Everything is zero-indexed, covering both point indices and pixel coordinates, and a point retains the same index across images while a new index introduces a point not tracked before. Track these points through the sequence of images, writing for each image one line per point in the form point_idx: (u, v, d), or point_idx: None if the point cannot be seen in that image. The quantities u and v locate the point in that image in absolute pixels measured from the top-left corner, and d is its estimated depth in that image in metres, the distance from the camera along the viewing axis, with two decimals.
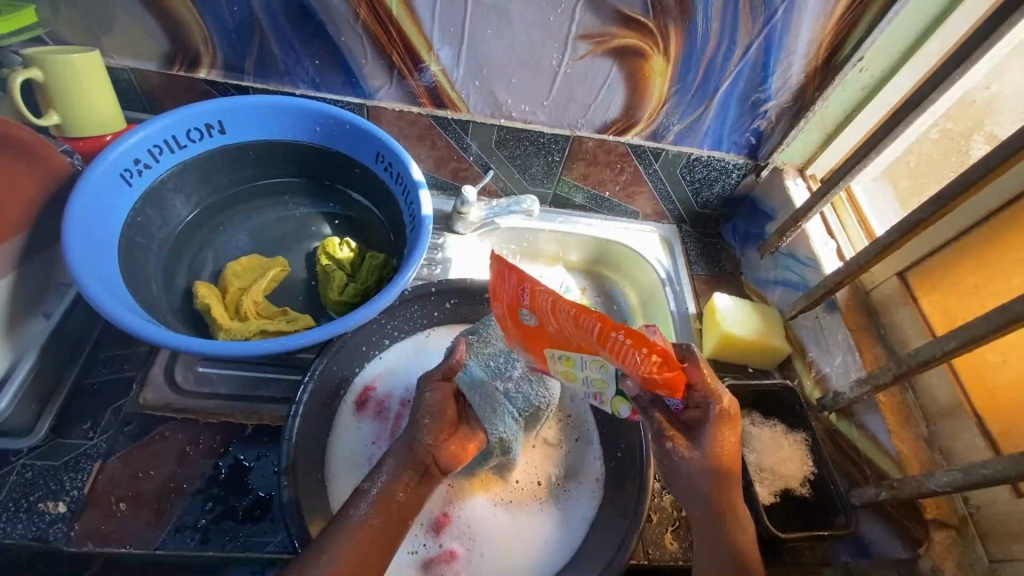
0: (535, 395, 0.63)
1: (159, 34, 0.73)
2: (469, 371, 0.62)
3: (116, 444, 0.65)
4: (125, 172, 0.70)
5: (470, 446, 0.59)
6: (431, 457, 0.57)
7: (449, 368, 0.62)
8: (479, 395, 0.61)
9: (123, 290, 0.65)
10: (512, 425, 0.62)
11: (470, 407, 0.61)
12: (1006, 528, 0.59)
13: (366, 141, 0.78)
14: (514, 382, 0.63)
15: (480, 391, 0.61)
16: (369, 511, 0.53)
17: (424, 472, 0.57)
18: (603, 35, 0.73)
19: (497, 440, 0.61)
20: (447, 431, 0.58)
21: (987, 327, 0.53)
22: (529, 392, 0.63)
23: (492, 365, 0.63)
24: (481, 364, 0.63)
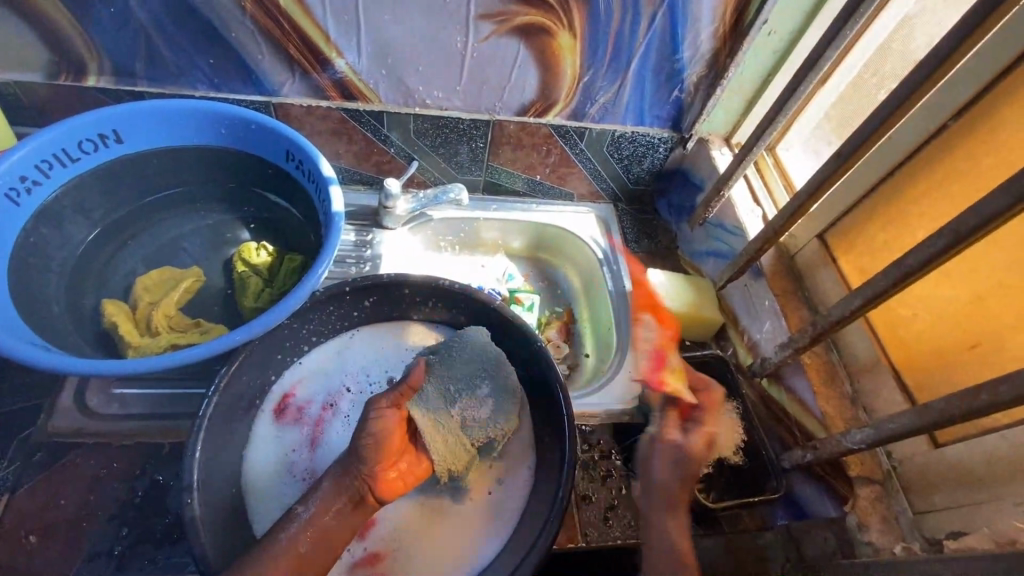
0: (489, 421, 0.62)
1: (36, 42, 0.69)
2: (424, 396, 0.60)
3: (24, 475, 0.63)
4: (10, 191, 0.66)
5: (415, 473, 0.58)
6: (364, 484, 0.55)
7: (400, 396, 0.57)
8: (433, 420, 0.59)
9: (11, 318, 0.61)
10: (459, 450, 0.60)
11: (422, 435, 0.59)
12: (925, 479, 0.60)
13: (273, 141, 0.75)
14: (469, 408, 0.61)
15: (432, 417, 0.59)
16: (295, 535, 0.53)
17: (361, 500, 0.55)
18: (505, 14, 0.71)
19: (443, 468, 0.60)
20: (387, 458, 0.56)
21: (886, 283, 0.53)
22: (484, 418, 0.62)
23: (451, 390, 0.62)
24: (438, 388, 0.61)
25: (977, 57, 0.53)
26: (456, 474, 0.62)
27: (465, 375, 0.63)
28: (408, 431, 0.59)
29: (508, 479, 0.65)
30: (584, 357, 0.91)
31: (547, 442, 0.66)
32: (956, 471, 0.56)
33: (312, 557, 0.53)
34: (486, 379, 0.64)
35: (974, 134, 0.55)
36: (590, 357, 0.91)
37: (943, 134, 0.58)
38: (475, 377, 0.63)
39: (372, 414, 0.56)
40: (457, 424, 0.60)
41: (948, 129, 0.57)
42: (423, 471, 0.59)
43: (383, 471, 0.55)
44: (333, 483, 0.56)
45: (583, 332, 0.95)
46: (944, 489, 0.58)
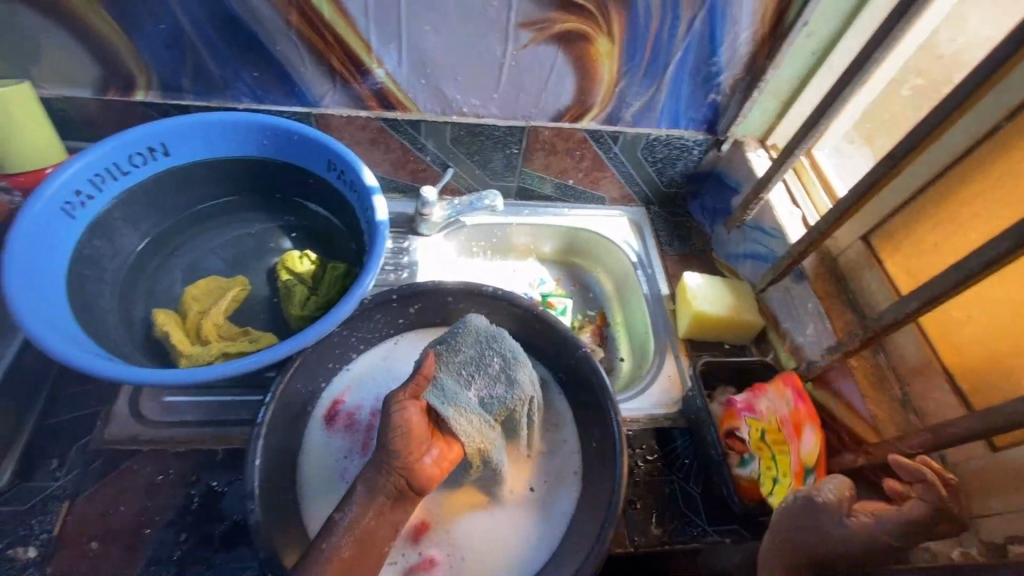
0: (507, 396, 0.62)
1: (88, 59, 0.71)
2: (440, 385, 0.60)
3: (84, 482, 0.64)
4: (66, 205, 0.68)
5: (450, 459, 0.58)
6: (401, 479, 0.55)
7: (415, 386, 0.57)
8: (453, 408, 0.59)
9: (72, 327, 0.63)
10: (486, 431, 0.61)
11: (446, 420, 0.58)
12: (982, 483, 0.59)
13: (315, 151, 0.76)
14: (485, 388, 0.62)
15: (450, 403, 0.59)
16: (342, 542, 0.52)
17: (399, 496, 0.55)
18: (544, 22, 0.72)
19: (474, 450, 0.60)
20: (419, 448, 0.56)
21: (945, 285, 0.53)
22: (502, 394, 0.62)
23: (464, 375, 0.62)
24: (452, 375, 0.62)
25: None
26: (487, 457, 0.62)
27: (473, 357, 0.64)
28: (431, 421, 0.59)
29: (543, 468, 0.68)
30: (619, 361, 0.91)
31: (595, 445, 0.66)
32: (1016, 475, 0.55)
33: (366, 563, 0.52)
34: (496, 355, 0.64)
35: None
36: (626, 362, 0.91)
37: (995, 134, 0.57)
38: (483, 358, 0.64)
39: (394, 407, 0.56)
40: (478, 407, 0.61)
41: (1000, 129, 0.57)
42: (456, 456, 0.59)
43: (418, 461, 0.55)
44: (372, 487, 0.54)
45: (618, 337, 0.94)
46: (1002, 492, 0.57)
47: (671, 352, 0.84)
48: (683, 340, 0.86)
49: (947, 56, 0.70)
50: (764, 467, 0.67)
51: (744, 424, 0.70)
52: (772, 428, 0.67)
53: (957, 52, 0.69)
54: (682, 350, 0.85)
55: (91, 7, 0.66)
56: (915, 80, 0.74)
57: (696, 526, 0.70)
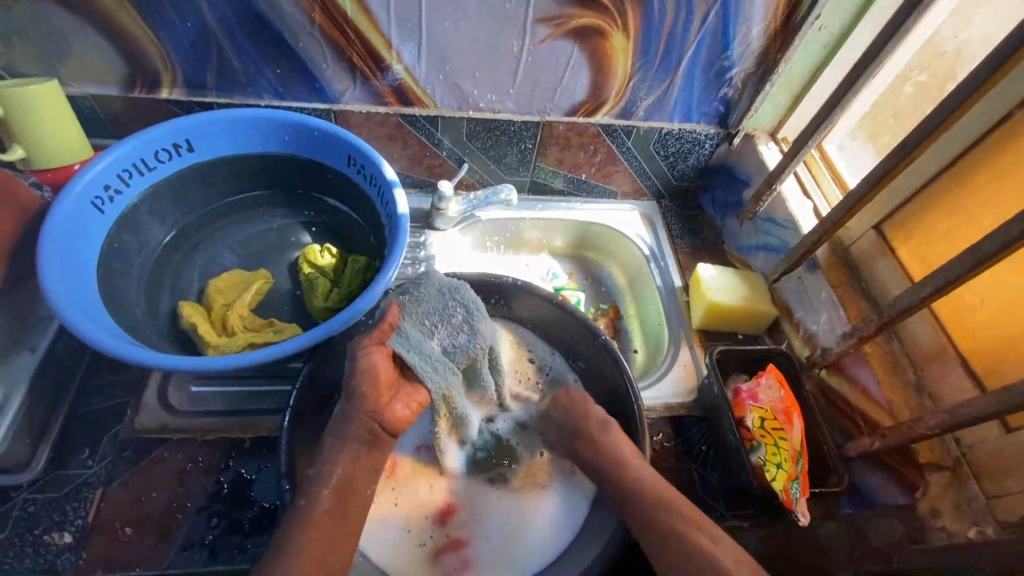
0: (472, 345, 0.62)
1: (116, 57, 0.73)
2: (404, 334, 0.59)
3: (116, 470, 0.65)
4: (96, 199, 0.69)
5: (414, 403, 0.60)
6: (372, 422, 0.56)
7: (381, 332, 0.58)
8: (417, 355, 0.59)
9: (105, 317, 0.64)
10: (451, 376, 0.62)
11: (411, 367, 0.59)
12: (998, 465, 0.60)
13: (336, 146, 0.78)
14: (450, 337, 0.62)
15: (416, 352, 0.59)
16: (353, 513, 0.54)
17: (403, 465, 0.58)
18: (561, 17, 0.73)
19: (441, 395, 0.61)
20: (388, 392, 0.57)
21: (960, 269, 0.54)
22: (467, 343, 0.62)
23: (427, 324, 0.61)
24: (416, 325, 0.61)
25: None
26: (453, 404, 0.63)
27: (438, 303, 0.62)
28: (398, 368, 0.60)
29: (527, 429, 0.71)
30: (633, 352, 0.93)
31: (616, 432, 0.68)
32: None
33: None
34: (460, 308, 0.63)
35: None
36: (639, 352, 0.92)
37: (1006, 123, 0.59)
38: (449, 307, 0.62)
39: (360, 351, 0.57)
40: (442, 355, 0.62)
41: (1012, 117, 0.58)
42: (423, 399, 0.60)
43: (390, 408, 0.57)
44: (343, 436, 0.55)
45: (631, 328, 0.96)
46: (1016, 473, 0.58)
47: (685, 342, 0.86)
48: (697, 331, 0.87)
49: (949, 52, 0.70)
50: (770, 456, 0.66)
51: (749, 412, 0.70)
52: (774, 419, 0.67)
53: (960, 47, 0.69)
54: (697, 340, 0.86)
55: (120, 6, 0.68)
56: (918, 76, 0.75)
57: (716, 510, 0.70)
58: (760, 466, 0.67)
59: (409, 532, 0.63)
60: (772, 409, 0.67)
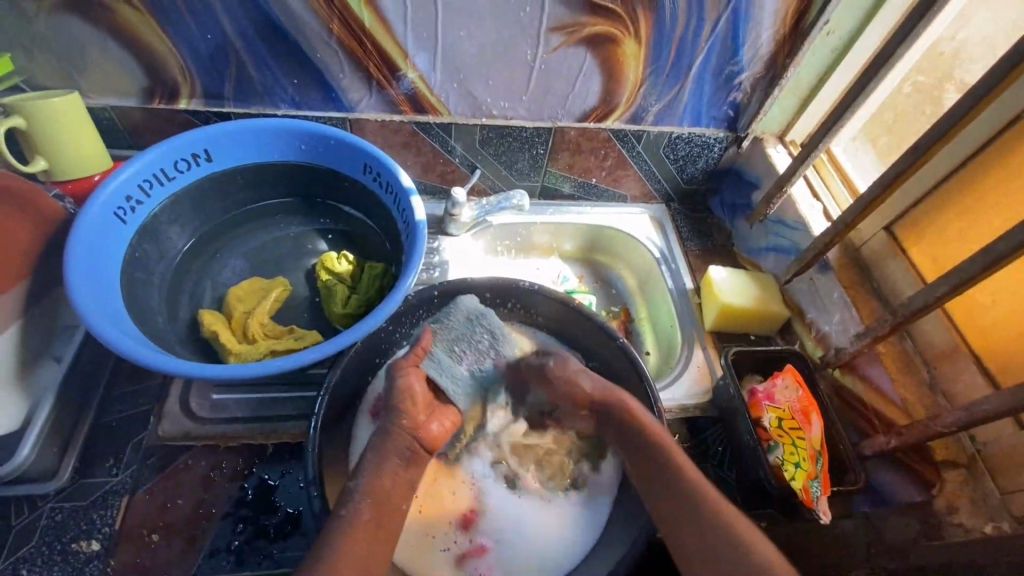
0: (498, 369, 0.69)
1: (136, 70, 0.74)
2: (436, 359, 0.65)
3: (141, 478, 0.66)
4: (118, 210, 0.70)
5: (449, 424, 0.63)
6: (415, 439, 0.59)
7: (415, 356, 0.64)
8: (449, 379, 0.64)
9: (130, 326, 0.65)
10: (479, 398, 0.67)
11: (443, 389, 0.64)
12: (1014, 461, 0.61)
13: (353, 154, 0.79)
14: (477, 361, 0.68)
15: (447, 374, 0.65)
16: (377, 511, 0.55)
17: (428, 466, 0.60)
18: (574, 25, 0.74)
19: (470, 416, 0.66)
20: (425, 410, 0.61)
21: (974, 269, 0.55)
22: (492, 367, 0.68)
23: (457, 350, 0.67)
24: (446, 351, 0.66)
25: None
26: (480, 423, 0.69)
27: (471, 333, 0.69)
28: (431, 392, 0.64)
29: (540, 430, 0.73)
30: (646, 354, 0.94)
31: None
32: None
33: None
34: (486, 333, 0.69)
35: None
36: (652, 354, 0.93)
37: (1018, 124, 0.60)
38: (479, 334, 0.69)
39: (399, 374, 0.62)
40: (471, 378, 0.67)
41: (1021, 119, 0.59)
42: (455, 419, 0.64)
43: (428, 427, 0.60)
44: (382, 451, 0.57)
45: (643, 331, 0.97)
46: None
47: (698, 344, 0.87)
48: (710, 332, 0.88)
49: (947, 52, 0.73)
50: (788, 455, 0.67)
51: (766, 412, 0.70)
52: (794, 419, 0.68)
53: (958, 48, 0.72)
54: (710, 341, 0.87)
55: (142, 19, 0.69)
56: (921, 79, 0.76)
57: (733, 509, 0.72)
58: (777, 465, 0.68)
59: (433, 537, 0.64)
60: (792, 409, 0.69)
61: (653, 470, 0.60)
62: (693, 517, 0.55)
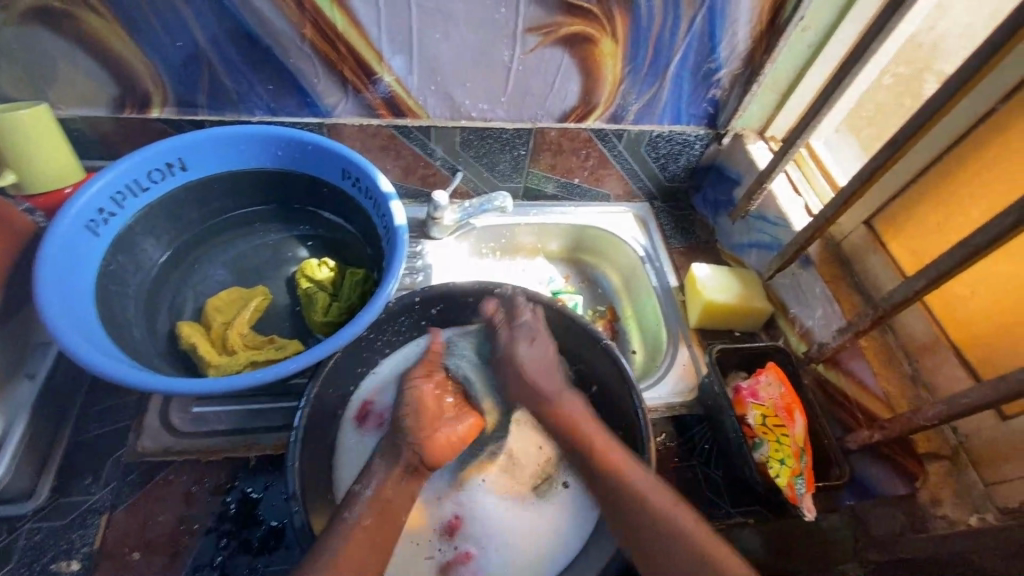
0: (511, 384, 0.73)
1: (106, 79, 0.73)
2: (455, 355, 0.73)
3: (121, 495, 0.65)
4: (90, 223, 0.69)
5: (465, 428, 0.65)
6: (415, 455, 0.61)
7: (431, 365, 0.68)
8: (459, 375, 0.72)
9: (106, 342, 0.64)
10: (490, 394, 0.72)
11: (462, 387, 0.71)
12: (995, 452, 0.61)
13: (331, 160, 0.78)
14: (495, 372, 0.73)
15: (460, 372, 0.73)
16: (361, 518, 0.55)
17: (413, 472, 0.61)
18: (550, 26, 0.74)
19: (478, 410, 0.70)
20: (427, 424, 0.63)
21: (951, 263, 0.55)
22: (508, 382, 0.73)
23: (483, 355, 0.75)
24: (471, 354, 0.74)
25: None
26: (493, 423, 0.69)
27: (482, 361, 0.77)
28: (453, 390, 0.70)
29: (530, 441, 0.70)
30: (633, 353, 0.93)
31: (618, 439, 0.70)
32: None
33: None
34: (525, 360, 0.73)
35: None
36: (638, 353, 0.93)
37: (991, 117, 0.60)
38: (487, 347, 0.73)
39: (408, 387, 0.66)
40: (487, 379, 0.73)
41: (995, 112, 0.60)
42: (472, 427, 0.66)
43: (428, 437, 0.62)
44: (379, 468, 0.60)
45: (629, 329, 0.96)
46: (1013, 459, 0.59)
47: (684, 342, 0.87)
48: (695, 330, 0.88)
49: (925, 45, 0.74)
50: (772, 452, 0.67)
51: (750, 409, 0.70)
52: (774, 415, 0.69)
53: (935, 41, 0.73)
54: (695, 339, 0.87)
55: (109, 28, 0.67)
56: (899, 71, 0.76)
57: (720, 508, 0.71)
58: (762, 462, 0.68)
59: (417, 546, 0.64)
60: (771, 404, 0.69)
61: (609, 493, 0.60)
62: (664, 541, 0.56)
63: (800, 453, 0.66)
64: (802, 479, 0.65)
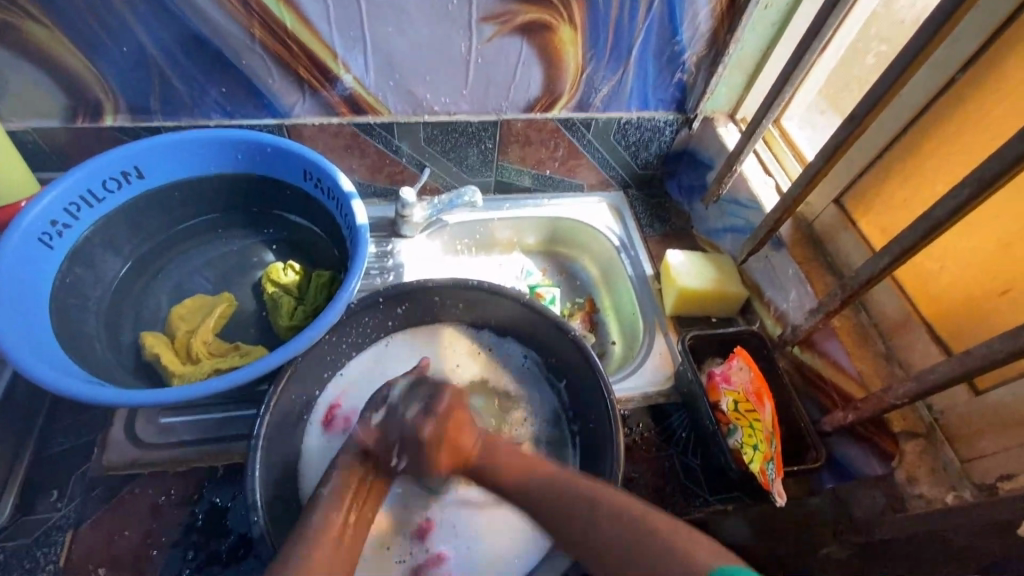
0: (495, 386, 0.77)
1: (54, 90, 0.71)
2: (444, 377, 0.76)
3: (85, 511, 0.64)
4: (43, 235, 0.67)
5: None
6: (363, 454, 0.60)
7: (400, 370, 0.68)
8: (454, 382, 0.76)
9: (61, 356, 0.63)
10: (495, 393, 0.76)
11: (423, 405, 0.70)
12: (970, 427, 0.60)
13: (291, 161, 0.76)
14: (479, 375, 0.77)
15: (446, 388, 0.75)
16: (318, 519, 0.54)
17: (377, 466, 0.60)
18: (506, 14, 0.72)
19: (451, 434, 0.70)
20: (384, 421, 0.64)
21: (914, 238, 0.54)
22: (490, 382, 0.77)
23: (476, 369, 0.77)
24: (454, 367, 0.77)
25: (979, 9, 0.53)
26: None
27: (455, 363, 0.77)
28: None
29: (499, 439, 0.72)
30: (611, 344, 0.92)
31: (591, 433, 0.69)
32: (998, 415, 0.57)
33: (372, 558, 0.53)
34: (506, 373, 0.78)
35: (984, 83, 0.56)
36: (617, 344, 0.92)
37: (952, 87, 0.59)
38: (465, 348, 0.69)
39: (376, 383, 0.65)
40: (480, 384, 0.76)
41: (955, 82, 0.58)
42: None
43: None
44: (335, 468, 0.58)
45: (608, 321, 0.95)
46: (988, 434, 0.58)
47: (660, 330, 0.85)
48: (671, 318, 0.87)
49: (907, 21, 0.68)
50: (746, 439, 0.66)
51: (721, 397, 0.70)
52: (743, 401, 0.68)
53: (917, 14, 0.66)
54: (672, 327, 0.86)
55: (53, 37, 0.66)
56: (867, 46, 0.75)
57: (699, 498, 0.71)
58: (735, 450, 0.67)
59: (387, 550, 0.64)
60: (739, 391, 0.68)
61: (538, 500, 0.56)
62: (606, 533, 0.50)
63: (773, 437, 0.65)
64: (776, 466, 0.63)
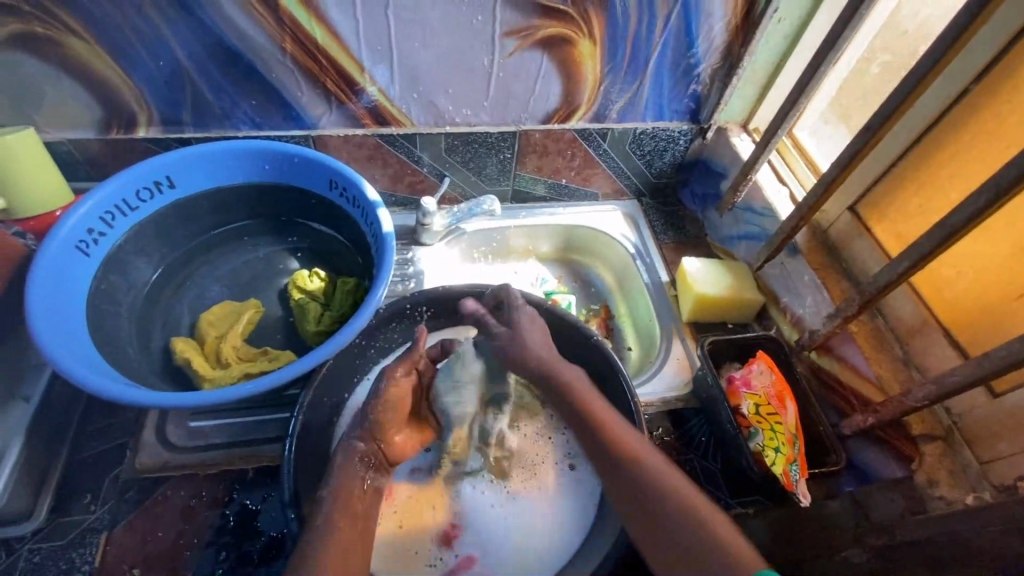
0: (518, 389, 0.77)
1: (90, 103, 0.74)
2: None
3: (120, 512, 0.65)
4: (80, 243, 0.69)
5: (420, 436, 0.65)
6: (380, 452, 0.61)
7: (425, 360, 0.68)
8: None
9: (97, 359, 0.64)
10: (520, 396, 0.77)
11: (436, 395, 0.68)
12: (989, 430, 0.61)
13: (318, 171, 0.78)
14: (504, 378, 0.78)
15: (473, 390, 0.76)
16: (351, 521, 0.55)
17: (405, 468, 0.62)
18: (528, 29, 0.75)
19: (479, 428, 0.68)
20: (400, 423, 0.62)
21: (932, 243, 0.56)
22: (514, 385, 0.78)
23: None
24: None
25: (992, 23, 0.55)
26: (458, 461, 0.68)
27: None
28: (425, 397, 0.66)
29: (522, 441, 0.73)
30: (628, 350, 0.94)
31: None
32: (1016, 417, 0.58)
33: None
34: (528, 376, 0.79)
35: (997, 93, 0.58)
36: (634, 350, 0.93)
37: (964, 99, 0.61)
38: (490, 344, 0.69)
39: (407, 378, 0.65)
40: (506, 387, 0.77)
41: (969, 93, 0.60)
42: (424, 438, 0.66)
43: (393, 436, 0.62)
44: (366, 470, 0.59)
45: (624, 328, 0.97)
46: (1007, 437, 0.59)
47: (677, 336, 0.87)
48: (688, 323, 0.88)
49: (911, 31, 0.70)
50: (766, 441, 0.68)
51: (742, 400, 0.72)
52: (763, 403, 0.69)
53: (922, 26, 0.69)
54: (689, 333, 0.87)
55: (91, 50, 0.68)
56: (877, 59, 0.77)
57: (721, 500, 0.72)
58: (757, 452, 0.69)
59: (417, 553, 0.65)
60: (760, 394, 0.70)
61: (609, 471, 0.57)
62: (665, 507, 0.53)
63: (796, 437, 0.65)
64: (800, 467, 0.63)
